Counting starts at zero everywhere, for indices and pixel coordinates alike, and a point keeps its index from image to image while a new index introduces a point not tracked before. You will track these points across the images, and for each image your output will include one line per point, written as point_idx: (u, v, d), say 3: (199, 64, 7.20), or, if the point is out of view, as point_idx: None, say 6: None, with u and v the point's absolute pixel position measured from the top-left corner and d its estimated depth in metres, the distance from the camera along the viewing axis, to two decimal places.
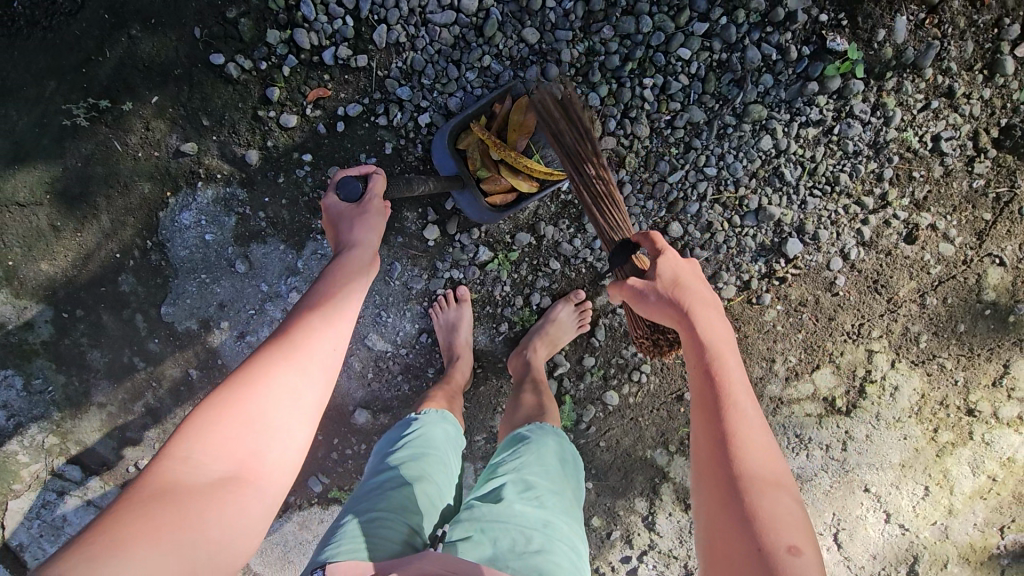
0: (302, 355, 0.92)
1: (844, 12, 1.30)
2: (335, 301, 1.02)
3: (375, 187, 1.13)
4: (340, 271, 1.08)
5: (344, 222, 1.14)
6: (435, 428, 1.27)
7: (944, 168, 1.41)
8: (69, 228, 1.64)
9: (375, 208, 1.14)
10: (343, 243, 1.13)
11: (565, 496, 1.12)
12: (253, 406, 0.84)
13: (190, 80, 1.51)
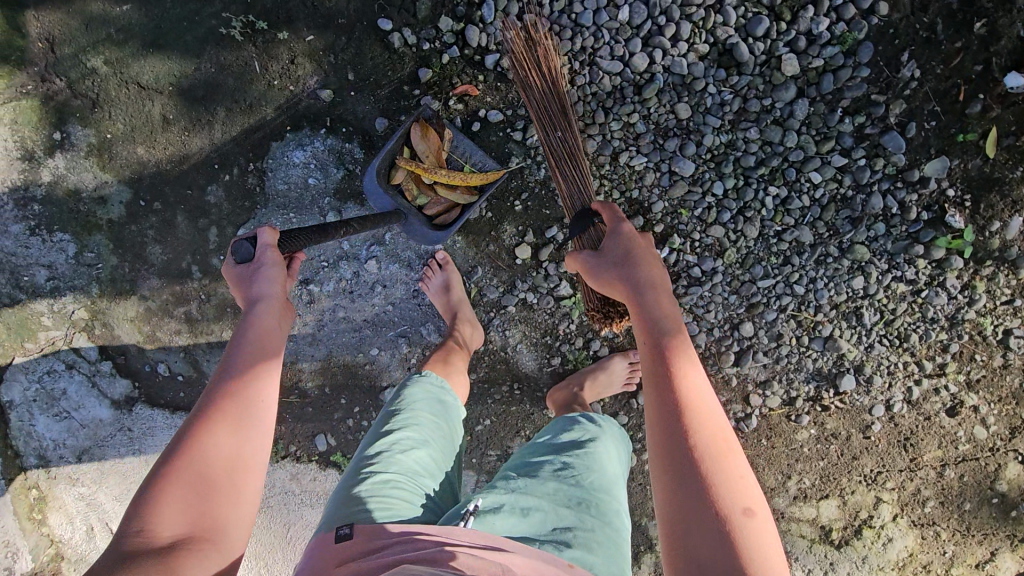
0: (226, 413, 0.95)
1: (971, 193, 1.38)
2: (247, 355, 1.01)
3: (268, 245, 1.07)
4: (250, 333, 1.04)
5: (253, 285, 1.06)
6: (430, 394, 1.34)
7: (1004, 360, 1.49)
8: (178, 125, 1.64)
9: (274, 262, 1.07)
10: (254, 304, 1.06)
11: (601, 474, 1.20)
12: (189, 470, 0.89)
13: (351, 33, 1.54)
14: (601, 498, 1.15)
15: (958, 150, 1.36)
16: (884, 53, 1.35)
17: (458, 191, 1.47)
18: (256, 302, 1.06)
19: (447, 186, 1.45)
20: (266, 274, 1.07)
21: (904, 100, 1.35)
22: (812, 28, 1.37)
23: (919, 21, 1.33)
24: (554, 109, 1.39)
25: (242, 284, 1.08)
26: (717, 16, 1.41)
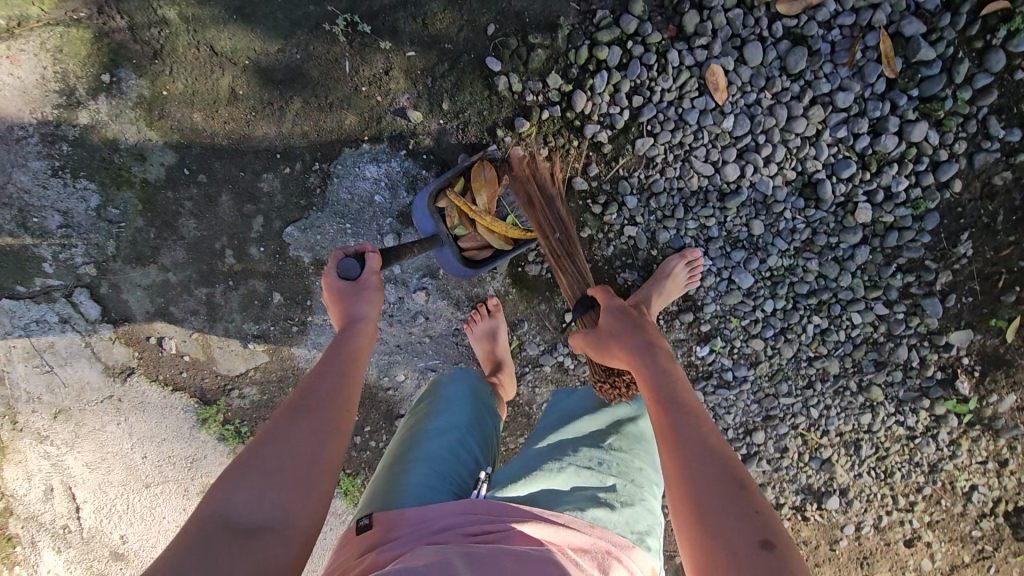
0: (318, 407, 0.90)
1: (981, 366, 1.54)
2: (342, 363, 0.99)
3: (372, 265, 1.08)
4: (345, 345, 1.03)
5: (350, 299, 1.07)
6: (466, 392, 1.36)
7: (963, 509, 1.69)
8: (247, 102, 1.54)
9: (376, 283, 1.08)
10: (349, 319, 1.06)
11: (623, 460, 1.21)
12: (271, 462, 0.82)
13: (455, 61, 1.49)
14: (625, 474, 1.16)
15: (984, 328, 1.50)
16: (948, 225, 1.46)
17: (495, 237, 1.47)
18: (351, 315, 1.06)
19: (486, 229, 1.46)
20: (365, 290, 1.07)
21: (951, 272, 1.48)
22: (892, 185, 1.46)
23: (984, 206, 1.44)
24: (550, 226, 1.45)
25: (341, 297, 1.07)
26: (811, 148, 1.47)
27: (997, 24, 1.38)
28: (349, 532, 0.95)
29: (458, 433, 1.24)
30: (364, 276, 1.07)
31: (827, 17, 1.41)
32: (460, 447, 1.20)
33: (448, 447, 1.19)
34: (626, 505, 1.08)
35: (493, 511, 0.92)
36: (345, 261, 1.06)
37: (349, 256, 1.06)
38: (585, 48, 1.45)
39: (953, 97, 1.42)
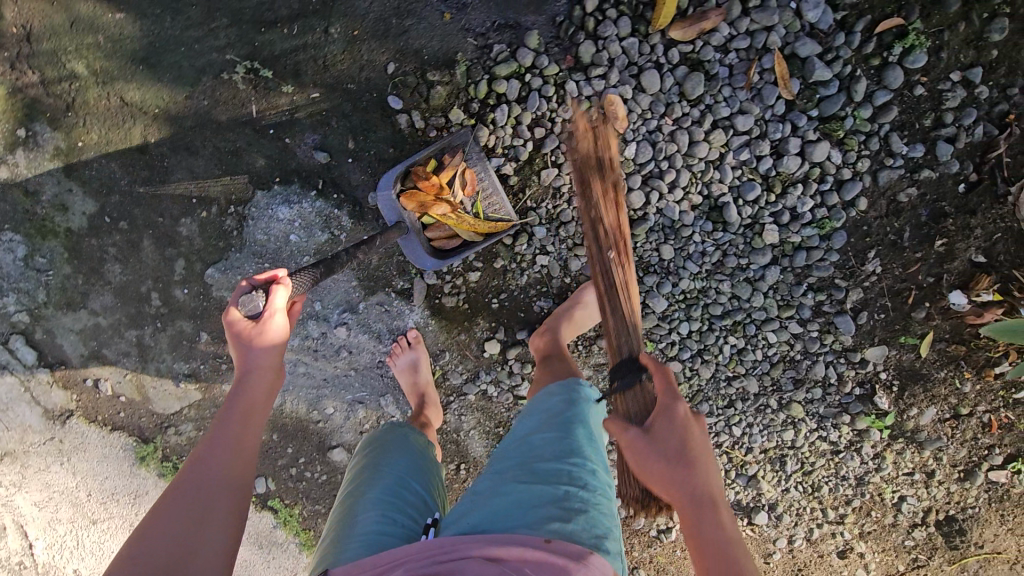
0: (204, 484, 0.91)
1: (900, 381, 1.53)
2: (234, 422, 1.00)
3: (277, 296, 1.08)
4: (241, 399, 1.03)
5: (247, 346, 1.05)
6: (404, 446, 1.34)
7: (895, 520, 1.69)
8: (159, 149, 1.57)
9: (280, 318, 1.08)
10: (246, 366, 1.05)
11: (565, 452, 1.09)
12: (158, 552, 0.82)
13: (358, 101, 1.50)
14: (581, 477, 1.05)
15: (898, 344, 1.49)
16: (855, 244, 1.46)
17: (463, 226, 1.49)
18: (250, 363, 1.05)
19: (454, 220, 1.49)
20: (263, 333, 1.06)
21: (862, 290, 1.47)
22: (797, 206, 1.46)
23: (890, 223, 1.44)
24: (603, 238, 1.31)
25: (235, 343, 1.07)
26: (715, 172, 1.47)
27: (891, 41, 1.38)
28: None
29: (397, 478, 1.25)
30: (268, 311, 1.07)
31: (722, 41, 1.41)
32: (403, 490, 1.21)
33: (391, 493, 1.20)
34: (580, 514, 0.99)
35: (448, 551, 0.92)
36: (247, 297, 1.07)
37: (252, 292, 1.07)
38: (484, 82, 1.47)
39: (853, 116, 1.42)
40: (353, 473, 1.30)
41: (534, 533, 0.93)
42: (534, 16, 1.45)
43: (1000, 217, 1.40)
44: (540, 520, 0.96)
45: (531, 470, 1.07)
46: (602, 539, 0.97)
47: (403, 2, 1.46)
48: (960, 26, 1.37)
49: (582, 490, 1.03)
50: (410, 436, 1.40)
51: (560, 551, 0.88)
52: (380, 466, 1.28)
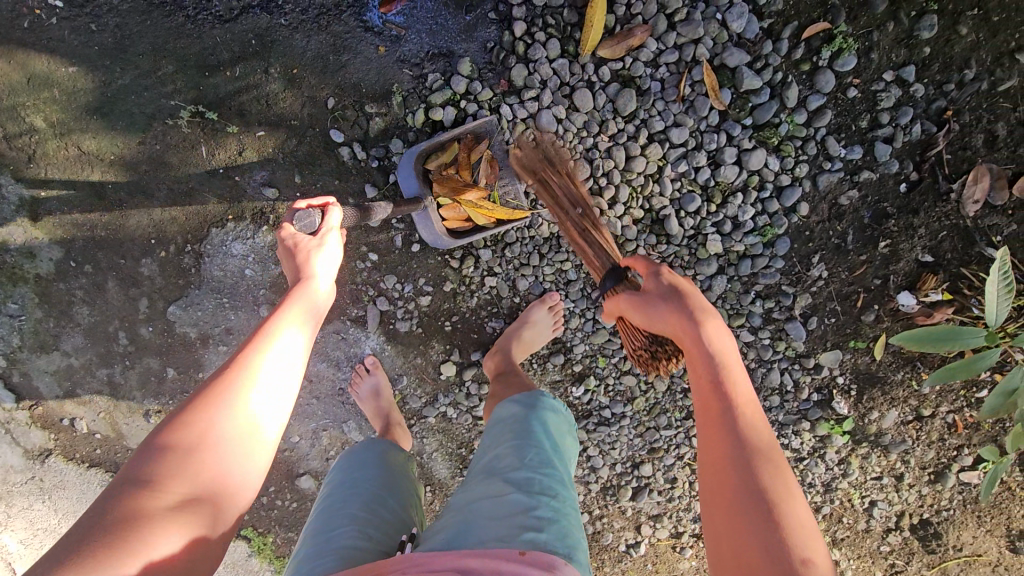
0: (268, 371, 0.95)
1: (857, 385, 1.52)
2: (296, 319, 1.03)
3: (325, 226, 1.11)
4: (303, 301, 1.06)
5: (307, 253, 1.10)
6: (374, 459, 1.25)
7: (867, 525, 1.66)
8: (117, 194, 1.62)
9: (331, 241, 1.12)
10: (309, 269, 1.09)
11: (536, 457, 1.04)
12: (211, 436, 0.87)
13: (301, 136, 1.54)
14: (551, 488, 0.99)
15: (851, 347, 1.48)
16: (798, 250, 1.46)
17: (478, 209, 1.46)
18: (313, 266, 1.09)
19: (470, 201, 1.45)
20: (322, 248, 1.11)
21: (810, 295, 1.47)
22: (739, 215, 1.46)
23: (833, 227, 1.43)
24: (571, 199, 1.41)
25: (293, 250, 1.11)
26: (655, 185, 1.48)
27: (820, 45, 1.38)
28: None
29: (374, 492, 1.15)
30: (320, 233, 1.10)
31: (650, 56, 1.42)
32: (377, 505, 1.12)
33: (365, 508, 1.10)
34: (553, 523, 0.92)
35: (422, 561, 0.82)
36: (307, 214, 1.09)
37: (313, 211, 1.10)
38: (420, 112, 1.50)
39: (788, 122, 1.41)
40: (326, 489, 1.18)
41: (507, 545, 0.86)
42: (465, 43, 1.47)
43: (943, 215, 1.39)
44: (512, 531, 0.89)
45: (500, 480, 0.99)
46: (572, 551, 0.90)
47: (338, 38, 1.49)
48: (890, 25, 1.36)
49: (553, 499, 0.97)
50: (389, 451, 1.30)
51: (535, 563, 0.81)
52: (354, 481, 1.17)
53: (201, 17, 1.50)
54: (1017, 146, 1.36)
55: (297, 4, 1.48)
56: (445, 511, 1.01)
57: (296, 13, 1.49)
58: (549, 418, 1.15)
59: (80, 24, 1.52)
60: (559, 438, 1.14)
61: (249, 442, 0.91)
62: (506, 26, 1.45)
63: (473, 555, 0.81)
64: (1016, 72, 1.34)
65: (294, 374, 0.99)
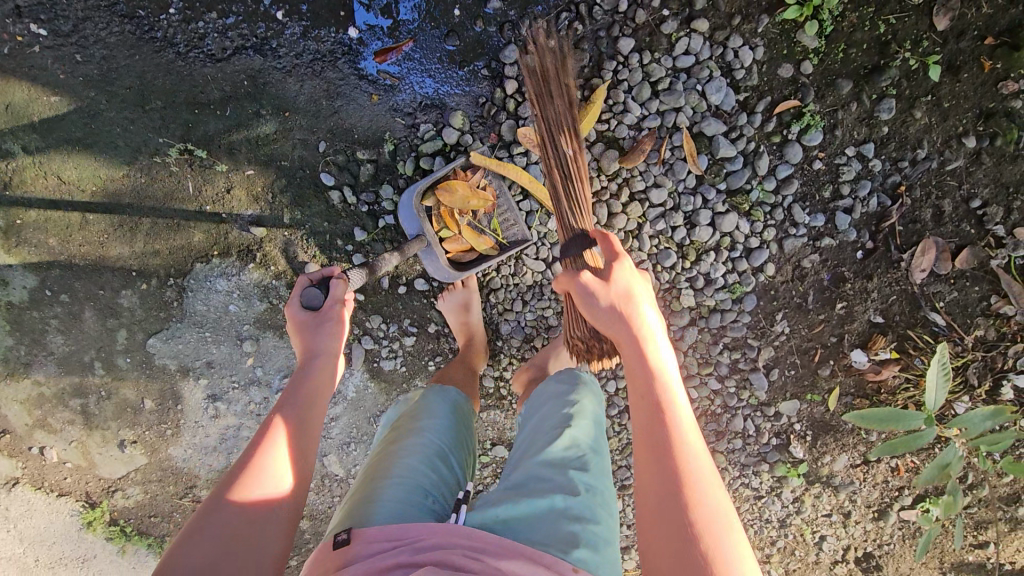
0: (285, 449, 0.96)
1: (812, 431, 1.64)
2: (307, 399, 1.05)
3: (336, 293, 1.14)
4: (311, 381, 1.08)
5: (311, 329, 1.12)
6: (455, 412, 1.30)
7: (817, 557, 1.79)
8: (98, 224, 1.60)
9: (338, 313, 1.14)
10: (310, 345, 1.11)
11: (602, 469, 1.10)
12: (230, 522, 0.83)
13: (291, 177, 1.56)
14: (605, 507, 1.04)
15: (808, 398, 1.60)
16: (764, 306, 1.56)
17: (483, 238, 1.48)
18: (315, 343, 1.11)
19: (473, 231, 1.47)
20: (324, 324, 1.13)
21: (773, 348, 1.58)
22: (711, 272, 1.55)
23: (795, 287, 1.55)
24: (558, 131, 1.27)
25: (301, 330, 1.12)
26: (634, 241, 1.56)
27: (790, 120, 1.48)
28: (324, 547, 0.92)
29: (436, 448, 1.16)
30: (327, 305, 1.13)
31: (634, 120, 1.50)
32: (436, 460, 1.13)
33: (423, 463, 1.11)
34: (603, 548, 0.98)
35: (479, 549, 0.88)
36: (314, 291, 1.13)
37: (315, 287, 1.14)
38: (411, 160, 1.55)
39: (758, 188, 1.51)
40: (392, 435, 1.21)
41: (564, 555, 0.92)
42: (458, 97, 1.53)
43: (894, 281, 1.52)
44: (567, 542, 0.95)
45: (570, 478, 1.04)
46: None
47: (332, 84, 1.52)
48: (853, 105, 1.47)
49: (606, 523, 1.02)
50: (460, 408, 1.33)
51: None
52: (421, 430, 1.19)
53: (193, 54, 1.50)
54: (961, 221, 1.49)
55: (292, 49, 1.51)
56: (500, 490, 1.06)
57: (291, 58, 1.51)
58: (610, 429, 1.18)
59: (65, 54, 1.50)
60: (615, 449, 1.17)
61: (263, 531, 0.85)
62: (498, 83, 1.51)
63: (520, 557, 0.88)
64: (962, 154, 1.47)
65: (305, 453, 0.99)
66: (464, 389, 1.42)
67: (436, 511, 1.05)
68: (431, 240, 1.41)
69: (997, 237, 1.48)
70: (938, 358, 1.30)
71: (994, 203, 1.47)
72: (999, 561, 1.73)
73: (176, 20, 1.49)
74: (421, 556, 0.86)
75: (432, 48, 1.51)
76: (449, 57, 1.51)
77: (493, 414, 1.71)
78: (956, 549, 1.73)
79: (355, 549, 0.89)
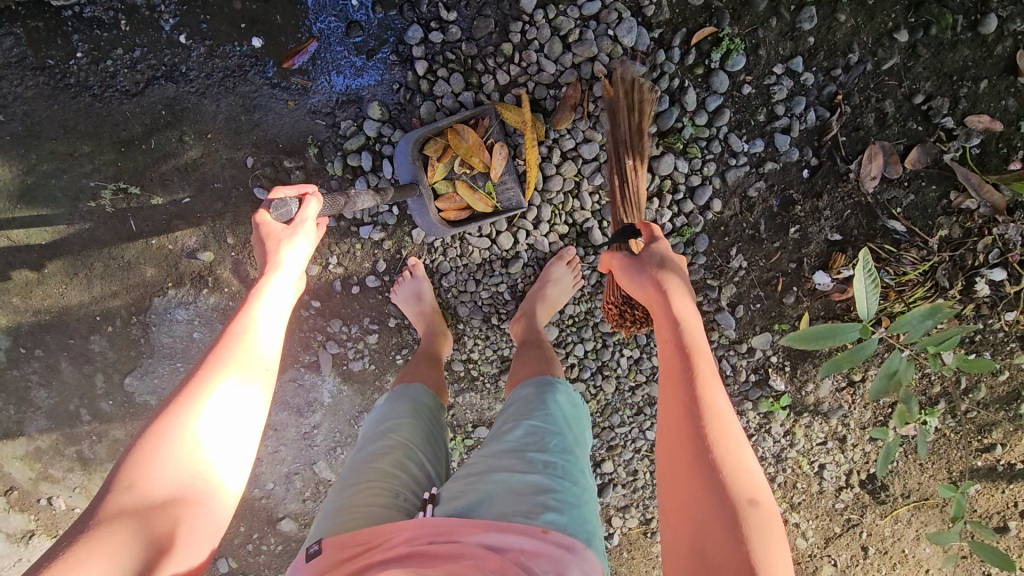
0: (243, 367, 0.98)
1: (789, 361, 1.61)
2: (266, 310, 1.06)
3: (307, 210, 1.10)
4: (272, 292, 1.07)
5: (278, 241, 1.09)
6: (421, 412, 1.27)
7: (820, 487, 1.75)
8: (55, 277, 1.63)
9: (306, 230, 1.12)
10: (275, 257, 1.09)
11: (565, 437, 1.11)
12: (185, 440, 0.87)
13: (227, 197, 1.57)
14: (572, 474, 1.04)
15: (778, 329, 1.57)
16: (716, 244, 1.53)
17: (477, 195, 1.49)
18: (280, 254, 1.09)
19: (468, 188, 1.49)
20: (293, 238, 1.10)
21: (734, 285, 1.55)
22: (657, 218, 1.52)
23: (746, 219, 1.51)
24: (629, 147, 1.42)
25: (267, 241, 1.10)
26: (575, 200, 1.53)
27: (709, 49, 1.43)
28: (301, 560, 0.93)
29: (404, 447, 1.15)
30: (294, 221, 1.09)
31: (552, 78, 1.47)
32: (406, 462, 1.13)
33: (393, 466, 1.11)
34: (573, 509, 0.96)
35: (444, 531, 0.89)
36: (286, 204, 1.04)
37: (289, 200, 1.05)
38: (338, 160, 1.54)
39: (690, 125, 1.47)
40: (361, 441, 1.20)
41: (529, 521, 0.91)
42: (372, 88, 1.51)
43: (846, 195, 1.47)
44: (534, 509, 0.94)
45: (526, 457, 1.04)
46: (592, 536, 0.95)
47: (246, 97, 1.52)
48: (773, 21, 1.41)
49: (575, 485, 1.01)
50: (429, 406, 1.30)
51: (556, 543, 0.88)
52: (390, 433, 1.18)
53: (109, 93, 1.51)
54: (906, 121, 1.43)
55: (201, 70, 1.51)
56: (462, 475, 1.07)
57: (202, 79, 1.51)
58: (563, 402, 1.19)
59: None
60: (574, 417, 1.18)
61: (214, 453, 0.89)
62: (409, 66, 1.49)
63: (492, 530, 0.88)
64: (896, 50, 1.40)
65: (265, 386, 1.00)
66: (432, 385, 1.38)
67: (410, 512, 1.05)
68: (422, 190, 1.44)
69: (947, 130, 1.41)
70: (862, 264, 1.19)
71: (938, 95, 1.41)
72: (1009, 462, 1.68)
73: (85, 63, 1.50)
74: (393, 548, 0.87)
75: (337, 43, 1.50)
76: (356, 50, 1.50)
77: (469, 396, 1.71)
78: (963, 457, 1.68)
79: (328, 559, 0.90)
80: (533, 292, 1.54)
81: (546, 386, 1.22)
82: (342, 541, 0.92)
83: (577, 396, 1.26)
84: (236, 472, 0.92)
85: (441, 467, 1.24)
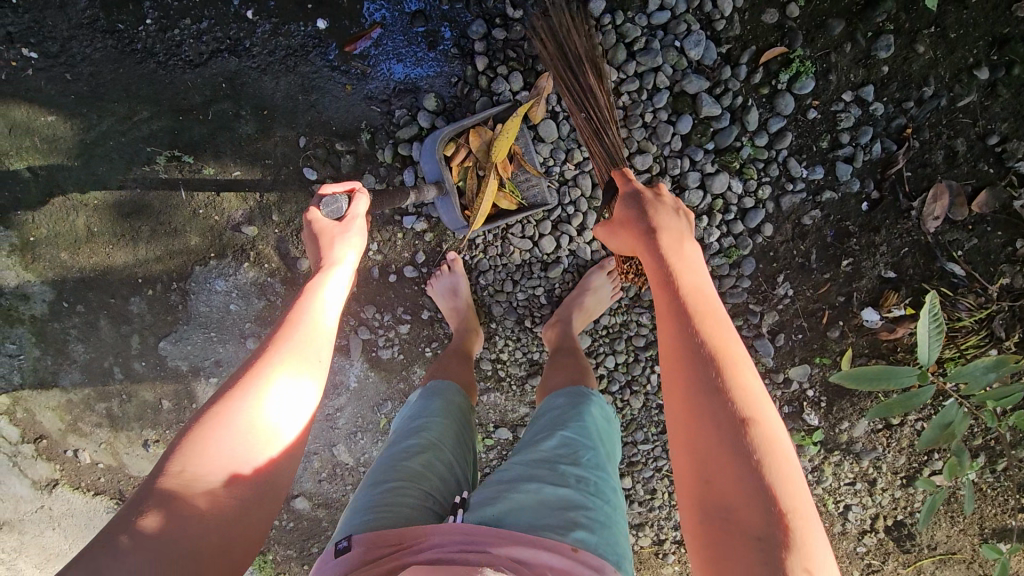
0: (298, 361, 0.98)
1: (825, 396, 1.56)
2: (326, 306, 1.06)
3: (359, 208, 1.13)
4: (329, 288, 1.07)
5: (333, 239, 1.10)
6: (452, 413, 1.26)
7: (843, 528, 1.70)
8: (103, 235, 1.66)
9: (360, 226, 1.13)
10: (332, 255, 1.09)
11: (598, 453, 1.09)
12: (237, 426, 0.88)
13: (276, 174, 1.59)
14: (604, 492, 1.02)
15: (818, 362, 1.53)
16: (764, 269, 1.49)
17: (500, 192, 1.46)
18: (337, 252, 1.09)
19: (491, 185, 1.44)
20: (346, 235, 1.11)
21: (777, 313, 1.51)
22: (705, 237, 1.49)
23: (796, 247, 1.47)
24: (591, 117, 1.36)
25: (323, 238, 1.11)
26: None
27: (778, 69, 1.39)
28: (329, 554, 0.93)
29: (433, 447, 1.14)
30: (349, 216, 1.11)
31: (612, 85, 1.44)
32: (434, 462, 1.12)
33: (422, 465, 1.10)
34: (604, 529, 0.94)
35: (475, 540, 0.87)
36: (335, 200, 1.10)
37: (340, 197, 1.11)
38: (389, 148, 1.54)
39: (749, 145, 1.44)
40: (393, 436, 1.20)
41: (560, 536, 0.90)
42: (431, 79, 1.51)
43: (905, 232, 1.42)
44: (566, 525, 0.92)
45: (559, 470, 1.03)
46: (621, 559, 0.93)
47: (306, 78, 1.53)
48: (848, 46, 1.37)
49: (606, 504, 0.99)
50: (461, 407, 1.30)
51: (586, 563, 0.86)
52: (421, 431, 1.18)
53: (173, 62, 1.54)
54: (978, 161, 1.37)
55: (264, 47, 1.52)
56: (493, 481, 1.06)
57: (264, 56, 1.52)
58: (598, 416, 1.17)
59: (56, 73, 1.56)
60: (607, 433, 1.16)
61: (260, 450, 0.89)
62: (469, 60, 1.48)
63: (522, 543, 0.86)
64: (975, 87, 1.34)
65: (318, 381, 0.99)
66: (463, 382, 1.38)
67: (438, 515, 1.05)
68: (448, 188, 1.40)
69: (1019, 175, 1.36)
70: (927, 308, 1.14)
71: (1014, 137, 1.35)
72: None
73: (154, 30, 1.52)
74: (421, 553, 0.86)
75: (400, 32, 1.50)
76: (418, 40, 1.50)
77: (493, 396, 1.70)
78: (997, 514, 1.61)
79: (356, 556, 0.89)
80: (566, 302, 1.53)
81: (581, 399, 1.20)
82: (371, 538, 0.91)
83: (610, 409, 1.24)
84: (285, 469, 0.92)
85: (469, 468, 1.23)
